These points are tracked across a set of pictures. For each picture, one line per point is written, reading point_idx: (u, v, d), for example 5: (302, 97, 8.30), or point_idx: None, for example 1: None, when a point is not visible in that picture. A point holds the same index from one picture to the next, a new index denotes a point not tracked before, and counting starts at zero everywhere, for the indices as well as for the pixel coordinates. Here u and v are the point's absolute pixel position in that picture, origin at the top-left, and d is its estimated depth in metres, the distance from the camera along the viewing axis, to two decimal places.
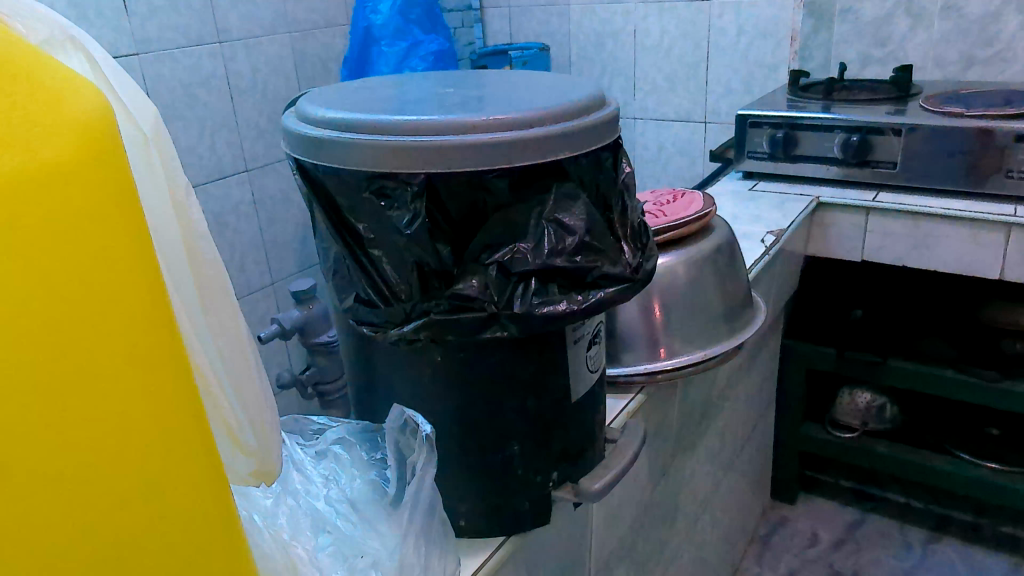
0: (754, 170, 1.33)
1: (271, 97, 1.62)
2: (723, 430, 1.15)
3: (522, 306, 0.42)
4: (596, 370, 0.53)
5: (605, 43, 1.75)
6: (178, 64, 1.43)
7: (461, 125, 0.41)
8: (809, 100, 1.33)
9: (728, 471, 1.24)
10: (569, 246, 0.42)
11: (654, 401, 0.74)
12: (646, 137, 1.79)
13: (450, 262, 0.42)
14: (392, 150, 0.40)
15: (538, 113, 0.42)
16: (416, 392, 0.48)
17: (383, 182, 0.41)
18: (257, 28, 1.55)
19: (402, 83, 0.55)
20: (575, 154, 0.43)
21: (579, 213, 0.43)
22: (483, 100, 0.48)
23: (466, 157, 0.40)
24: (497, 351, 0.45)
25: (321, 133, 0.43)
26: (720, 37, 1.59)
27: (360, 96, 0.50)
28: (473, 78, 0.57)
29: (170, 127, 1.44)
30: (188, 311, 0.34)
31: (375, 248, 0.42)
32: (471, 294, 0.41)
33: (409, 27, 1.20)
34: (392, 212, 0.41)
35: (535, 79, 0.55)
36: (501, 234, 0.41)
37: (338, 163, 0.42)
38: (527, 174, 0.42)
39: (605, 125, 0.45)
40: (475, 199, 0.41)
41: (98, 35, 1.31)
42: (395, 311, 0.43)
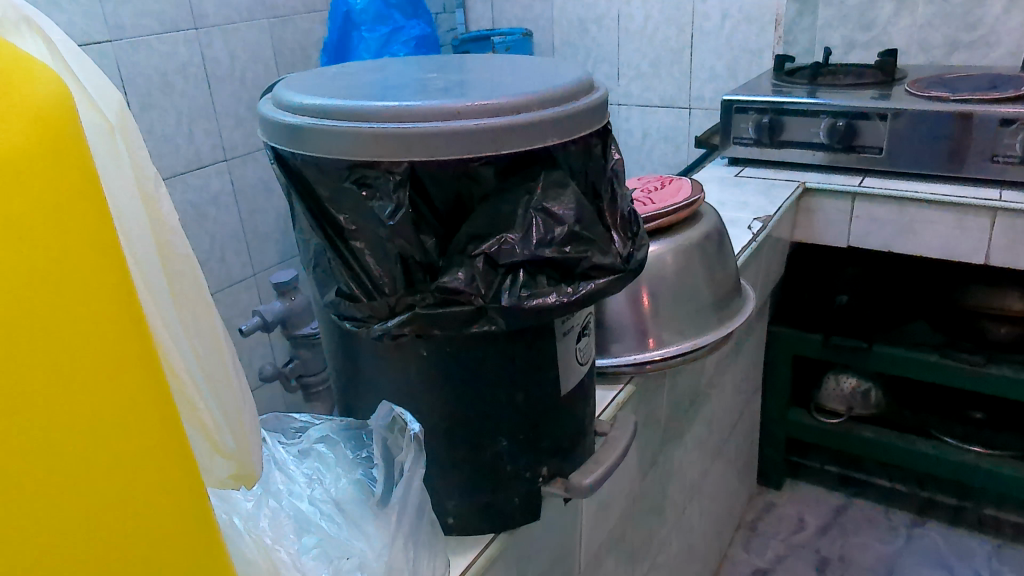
0: (739, 156, 1.32)
1: (250, 85, 1.59)
2: (711, 418, 1.15)
3: (509, 300, 0.41)
4: (586, 363, 0.52)
5: (589, 29, 1.73)
6: (153, 52, 1.40)
7: (445, 110, 0.39)
8: (794, 84, 1.32)
9: (716, 459, 1.24)
10: (558, 236, 0.41)
11: (643, 392, 0.73)
12: (630, 123, 1.77)
13: (433, 254, 0.40)
14: (373, 138, 0.39)
15: (525, 98, 0.40)
16: (402, 388, 0.46)
17: (364, 171, 0.39)
18: (235, 14, 1.52)
19: (384, 69, 0.53)
20: (564, 141, 0.41)
21: (568, 202, 0.41)
22: (468, 85, 0.46)
23: (450, 144, 0.38)
24: (484, 345, 0.44)
25: (298, 120, 0.41)
26: (704, 22, 1.57)
27: (340, 82, 0.48)
28: (456, 63, 0.55)
29: (146, 116, 1.41)
30: (160, 308, 0.32)
31: (356, 240, 0.40)
32: (456, 287, 0.40)
33: (390, 11, 1.17)
34: (374, 203, 0.39)
35: (520, 64, 0.53)
36: (488, 224, 0.40)
37: (317, 153, 0.41)
38: (514, 162, 0.40)
39: (593, 110, 0.43)
40: (461, 188, 0.40)
41: (70, 21, 1.27)
42: (378, 305, 0.41)
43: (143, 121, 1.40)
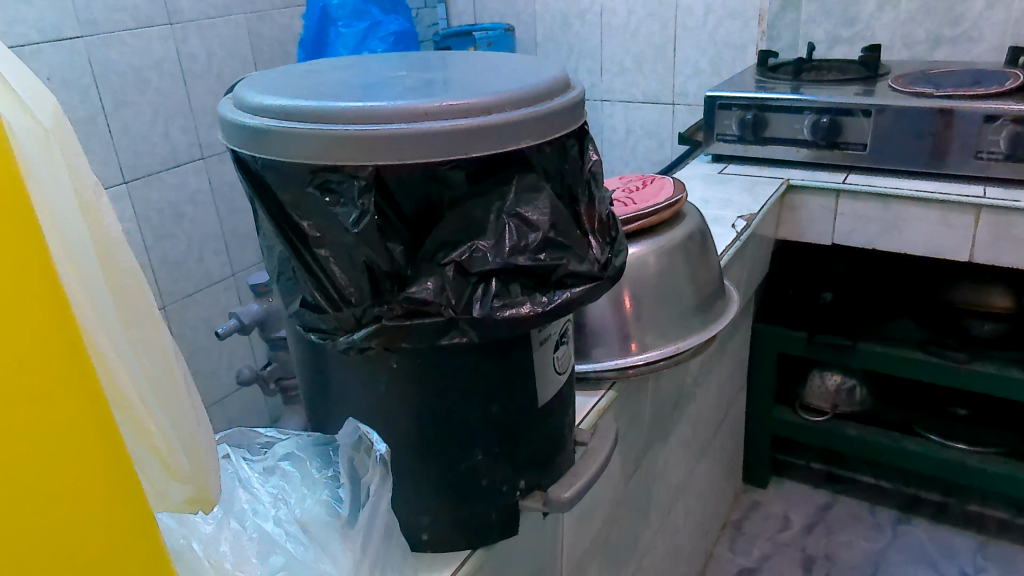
0: (723, 152, 1.30)
1: (227, 82, 1.56)
2: (695, 418, 1.14)
3: (481, 311, 0.39)
4: (565, 371, 0.50)
5: (572, 24, 1.72)
6: (127, 48, 1.36)
7: (412, 111, 0.37)
8: (778, 80, 1.31)
9: (701, 459, 1.23)
10: (532, 242, 0.39)
11: (626, 397, 0.72)
12: (614, 119, 1.75)
13: (401, 265, 0.38)
14: (336, 141, 0.36)
15: (497, 98, 0.38)
16: (373, 401, 0.44)
17: (327, 176, 0.37)
18: (211, 9, 1.48)
19: (354, 68, 0.50)
20: (539, 142, 0.39)
21: (543, 207, 0.39)
22: (440, 84, 0.44)
23: (418, 147, 0.36)
24: (456, 358, 0.42)
25: (258, 122, 0.39)
26: (687, 17, 1.56)
27: (307, 80, 0.46)
28: (431, 61, 0.53)
29: (120, 113, 1.37)
30: (107, 326, 0.30)
31: (322, 247, 0.38)
32: (425, 298, 0.38)
33: (368, 7, 1.15)
34: (337, 210, 0.37)
35: (497, 61, 0.52)
36: (458, 232, 0.38)
37: (278, 157, 0.38)
38: (486, 165, 0.38)
39: (571, 109, 0.41)
40: (431, 193, 0.38)
41: (39, 16, 1.23)
42: (345, 317, 0.39)
43: (117, 120, 1.37)
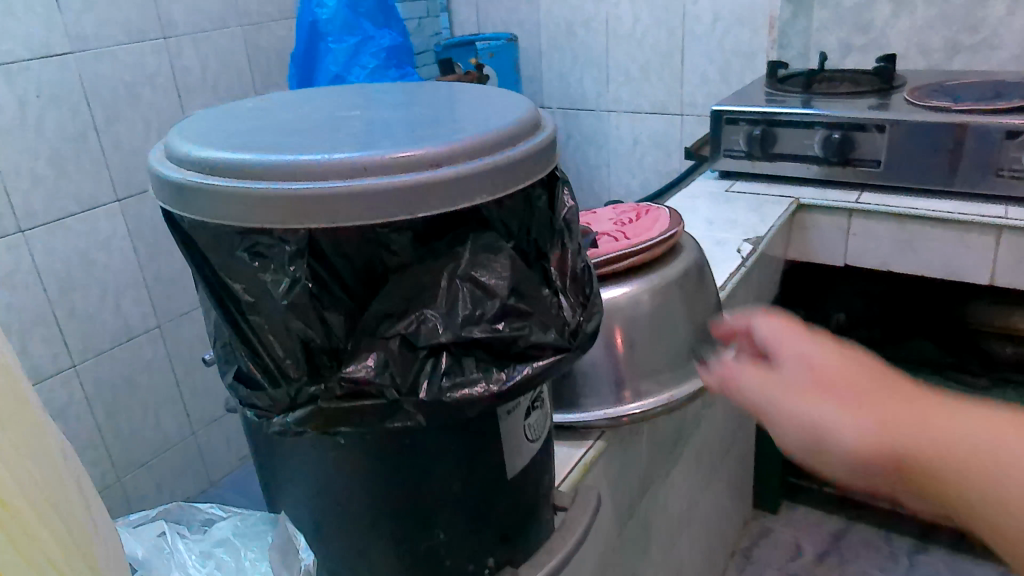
0: (731, 169, 1.25)
1: (223, 95, 1.53)
2: (700, 449, 1.09)
3: (430, 392, 0.34)
4: (540, 437, 0.46)
5: (577, 32, 1.67)
6: (120, 62, 1.33)
7: (349, 164, 0.32)
8: (788, 92, 1.26)
9: (707, 489, 1.18)
10: (489, 311, 0.35)
11: (618, 446, 0.68)
12: (620, 130, 1.71)
13: (340, 338, 0.34)
14: (262, 200, 0.32)
15: (450, 146, 0.34)
16: (322, 475, 0.41)
17: (257, 239, 0.33)
18: (206, 21, 1.45)
19: (305, 99, 0.46)
20: (497, 196, 0.35)
21: (502, 270, 0.35)
22: (396, 120, 0.39)
23: (354, 208, 0.32)
24: (411, 434, 0.38)
25: (184, 178, 0.35)
26: (695, 24, 1.51)
27: (251, 117, 0.42)
28: (400, 90, 0.48)
29: (112, 129, 1.34)
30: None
31: (254, 314, 0.34)
32: (366, 379, 0.33)
33: (359, 21, 1.11)
34: (269, 275, 0.33)
35: (471, 92, 0.47)
36: (403, 300, 0.34)
37: (204, 216, 0.34)
38: (434, 224, 0.34)
39: (536, 155, 0.37)
40: (372, 255, 0.33)
41: (27, 32, 1.20)
42: (279, 395, 0.35)
43: (109, 136, 1.34)
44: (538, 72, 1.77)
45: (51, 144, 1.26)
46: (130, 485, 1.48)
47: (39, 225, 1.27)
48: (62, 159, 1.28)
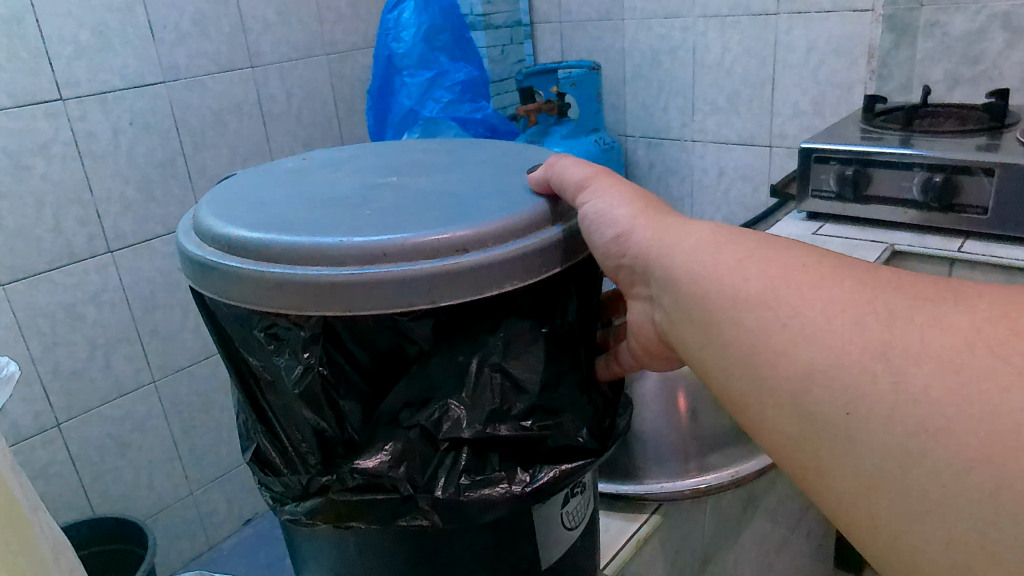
0: (820, 210, 1.18)
1: (307, 121, 1.56)
2: (775, 509, 1.02)
3: (443, 490, 0.38)
4: (579, 523, 0.47)
5: (662, 61, 1.63)
6: (209, 91, 1.38)
7: (368, 252, 0.36)
8: (886, 129, 1.17)
9: (782, 550, 1.11)
10: (517, 409, 0.39)
11: (677, 522, 0.64)
12: (705, 160, 1.65)
13: (359, 429, 0.38)
14: (275, 288, 0.37)
15: (473, 233, 0.37)
16: (343, 558, 0.43)
17: (275, 323, 0.38)
18: (292, 51, 1.49)
19: (339, 169, 0.51)
20: (525, 282, 0.38)
21: (525, 366, 0.39)
22: (411, 196, 0.43)
23: (365, 301, 0.36)
24: (435, 536, 0.41)
25: (201, 256, 0.40)
26: (787, 54, 1.44)
27: (274, 190, 0.47)
28: (414, 159, 0.52)
29: (199, 155, 1.39)
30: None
31: (273, 393, 0.39)
32: (379, 471, 0.38)
33: (434, 55, 1.11)
34: (286, 357, 0.38)
35: (482, 163, 0.50)
36: (420, 395, 0.38)
37: (220, 295, 0.39)
38: (452, 315, 0.38)
39: (555, 247, 0.40)
40: (391, 348, 0.38)
41: (123, 63, 1.26)
42: (292, 482, 0.40)
43: (196, 161, 1.39)
44: (621, 100, 1.74)
45: (142, 169, 1.32)
46: (203, 498, 1.53)
47: (127, 246, 1.33)
48: (151, 184, 1.33)
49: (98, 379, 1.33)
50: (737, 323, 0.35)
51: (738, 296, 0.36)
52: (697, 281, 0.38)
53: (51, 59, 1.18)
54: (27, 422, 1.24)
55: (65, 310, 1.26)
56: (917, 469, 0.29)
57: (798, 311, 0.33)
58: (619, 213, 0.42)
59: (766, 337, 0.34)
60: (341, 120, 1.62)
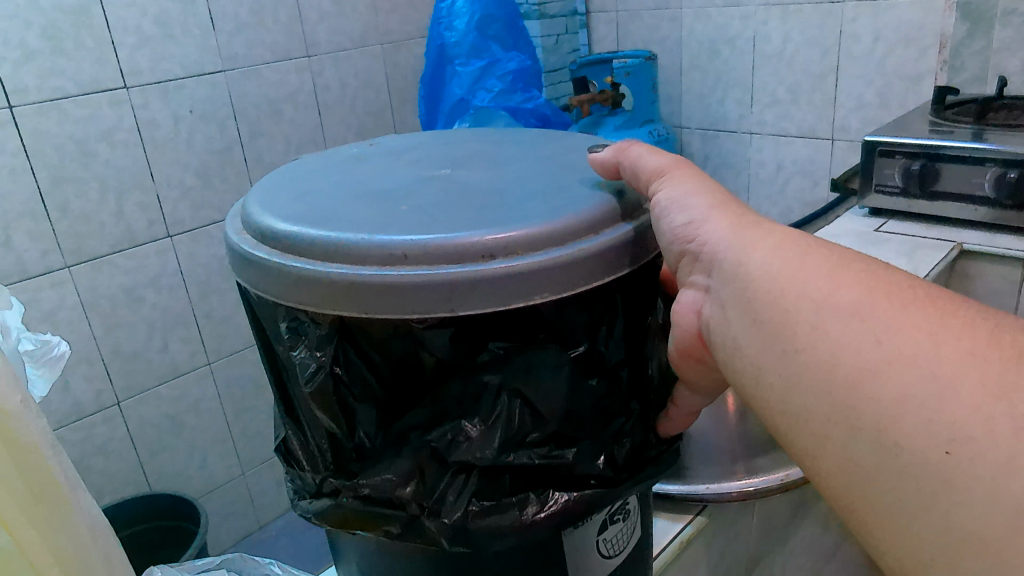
0: (883, 206, 1.13)
1: (360, 111, 1.57)
2: (828, 514, 0.99)
3: (449, 516, 0.39)
4: (619, 551, 0.47)
5: (720, 51, 1.59)
6: (265, 80, 1.40)
7: (389, 254, 0.37)
8: (957, 122, 1.12)
9: (832, 558, 1.07)
10: (532, 437, 0.39)
11: (722, 526, 0.62)
12: (763, 153, 1.60)
13: (371, 437, 0.40)
14: (296, 283, 0.38)
15: (494, 239, 0.37)
16: (369, 553, 0.46)
17: (299, 319, 0.40)
18: (347, 41, 1.50)
19: (399, 159, 0.51)
20: (559, 294, 0.38)
21: (549, 384, 0.39)
22: (458, 193, 0.43)
23: (379, 307, 0.37)
24: (434, 550, 0.42)
25: (240, 245, 0.42)
26: (852, 44, 1.38)
27: (327, 178, 0.47)
28: (486, 149, 0.52)
29: (255, 144, 1.41)
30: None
31: (296, 393, 0.42)
32: (387, 487, 0.39)
33: (486, 43, 1.10)
34: (303, 353, 0.40)
35: (554, 158, 0.49)
36: (434, 413, 0.39)
37: (253, 286, 0.42)
38: (472, 323, 0.38)
39: (593, 259, 0.38)
40: (407, 354, 0.39)
41: (184, 53, 1.28)
42: (309, 481, 0.43)
43: (252, 150, 1.41)
44: (677, 91, 1.71)
45: (200, 157, 1.34)
46: (254, 479, 1.56)
47: (185, 231, 1.36)
48: (209, 171, 1.36)
49: (155, 360, 1.36)
50: (818, 332, 0.32)
51: (824, 304, 0.33)
52: (771, 285, 0.35)
53: (116, 48, 1.21)
54: (88, 399, 1.28)
55: (125, 292, 1.30)
56: (958, 509, 0.28)
57: (895, 332, 0.30)
58: (697, 204, 0.41)
59: (841, 346, 0.31)
60: (395, 110, 1.63)
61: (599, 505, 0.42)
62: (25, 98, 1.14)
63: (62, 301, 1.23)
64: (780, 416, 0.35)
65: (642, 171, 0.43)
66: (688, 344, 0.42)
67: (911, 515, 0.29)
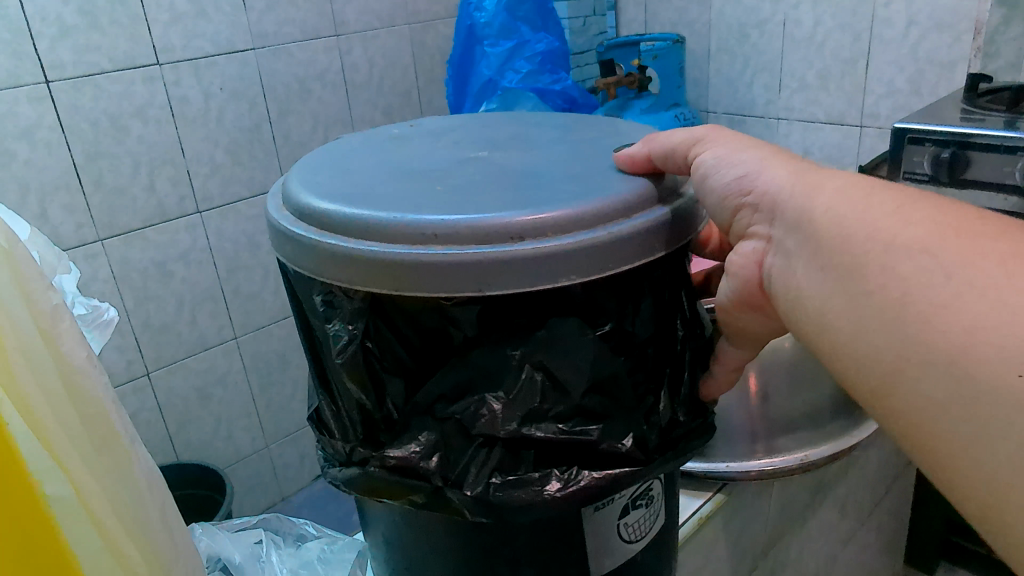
0: (911, 193, 1.12)
1: (387, 91, 1.58)
2: (846, 499, 0.99)
3: (472, 490, 0.40)
4: (640, 534, 0.47)
5: (749, 35, 1.57)
6: (295, 59, 1.42)
7: (421, 233, 0.38)
8: (990, 110, 1.10)
9: (849, 544, 1.07)
10: (554, 413, 0.40)
11: (742, 503, 0.63)
12: (790, 139, 1.59)
13: (399, 409, 0.41)
14: (327, 258, 0.40)
15: (527, 221, 0.38)
16: (395, 526, 0.47)
17: (332, 294, 0.42)
18: (376, 20, 1.51)
19: (438, 139, 0.52)
20: (586, 277, 0.38)
21: (573, 364, 0.39)
22: (488, 174, 0.44)
23: (408, 280, 0.38)
24: (456, 523, 0.43)
25: (278, 219, 0.44)
26: (884, 29, 1.37)
27: (362, 157, 0.49)
28: (524, 134, 0.53)
29: (283, 122, 1.43)
30: (54, 404, 0.35)
31: (329, 362, 0.43)
32: (412, 457, 0.40)
33: (516, 24, 1.10)
34: (336, 326, 0.42)
35: (593, 145, 0.49)
36: (459, 388, 0.40)
37: (289, 260, 0.44)
38: (497, 303, 0.39)
39: (625, 243, 0.39)
40: (436, 329, 0.40)
41: (215, 31, 1.30)
42: (340, 449, 0.44)
43: (281, 128, 1.43)
44: (704, 75, 1.70)
45: (230, 134, 1.36)
46: (279, 452, 1.60)
47: (215, 207, 1.38)
48: (238, 148, 1.38)
49: (185, 334, 1.39)
50: (887, 267, 0.34)
51: (892, 241, 0.34)
52: (839, 224, 0.36)
53: (150, 25, 1.23)
54: (120, 369, 1.32)
55: (156, 266, 1.33)
56: (981, 458, 0.30)
57: (966, 266, 0.31)
58: (749, 158, 0.43)
59: (907, 277, 0.33)
60: (421, 90, 1.64)
61: (625, 483, 0.42)
62: (61, 74, 1.16)
63: (96, 274, 1.26)
64: (856, 347, 0.35)
65: (676, 147, 0.44)
66: (751, 293, 0.44)
67: (992, 428, 0.30)
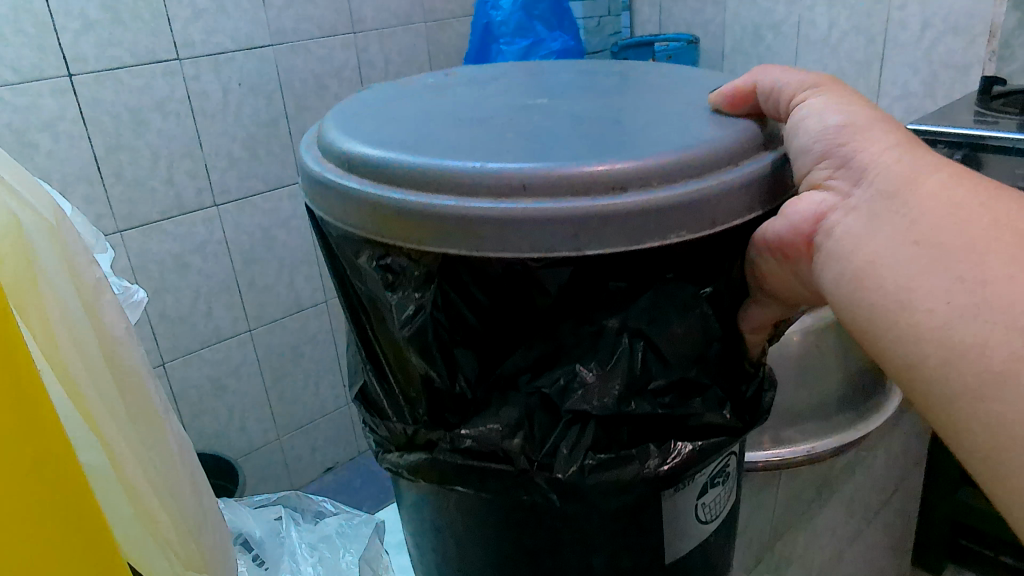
0: None
1: None
2: (852, 497, 1.00)
3: (564, 472, 0.40)
4: (716, 515, 0.48)
5: (763, 36, 1.58)
6: (312, 55, 1.43)
7: (503, 184, 0.37)
8: (1003, 112, 1.11)
9: (855, 541, 1.08)
10: (653, 382, 0.40)
11: (751, 490, 0.65)
12: None
13: (472, 385, 0.41)
14: (392, 217, 0.39)
15: (623, 168, 0.36)
16: (447, 508, 0.47)
17: (393, 257, 0.41)
18: (392, 18, 1.52)
19: (483, 88, 0.52)
20: (691, 234, 0.37)
21: (671, 334, 0.40)
22: (556, 121, 0.43)
23: (489, 239, 0.37)
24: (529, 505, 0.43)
25: (321, 174, 0.43)
26: (899, 32, 1.37)
27: (400, 110, 0.48)
28: (561, 81, 0.53)
29: (300, 117, 1.45)
30: (92, 374, 0.32)
31: (386, 328, 0.43)
32: (495, 439, 0.41)
33: (532, 23, 1.11)
34: (400, 295, 0.41)
35: (640, 90, 0.49)
36: (543, 361, 0.40)
37: (339, 219, 0.42)
38: (585, 265, 0.38)
39: (730, 193, 0.38)
40: (517, 289, 0.39)
41: (235, 27, 1.32)
42: (398, 427, 0.44)
43: (297, 123, 1.45)
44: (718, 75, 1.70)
45: (247, 129, 1.38)
46: (290, 443, 1.62)
47: (231, 201, 1.40)
48: (255, 143, 1.40)
49: (200, 325, 1.41)
50: (977, 250, 0.31)
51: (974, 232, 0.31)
52: (934, 203, 0.33)
53: (171, 20, 1.25)
54: None
55: (173, 258, 1.35)
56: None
57: None
58: (856, 110, 0.38)
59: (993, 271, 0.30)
60: None
61: (721, 451, 0.43)
62: (84, 67, 1.18)
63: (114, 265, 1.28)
64: (891, 341, 0.33)
65: (786, 87, 0.41)
66: (791, 247, 0.38)
67: None
